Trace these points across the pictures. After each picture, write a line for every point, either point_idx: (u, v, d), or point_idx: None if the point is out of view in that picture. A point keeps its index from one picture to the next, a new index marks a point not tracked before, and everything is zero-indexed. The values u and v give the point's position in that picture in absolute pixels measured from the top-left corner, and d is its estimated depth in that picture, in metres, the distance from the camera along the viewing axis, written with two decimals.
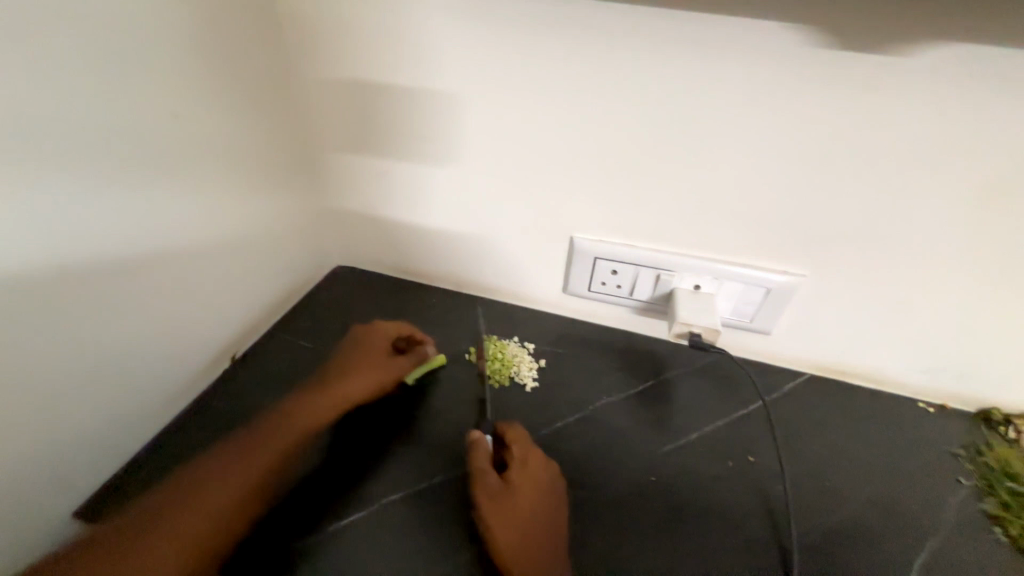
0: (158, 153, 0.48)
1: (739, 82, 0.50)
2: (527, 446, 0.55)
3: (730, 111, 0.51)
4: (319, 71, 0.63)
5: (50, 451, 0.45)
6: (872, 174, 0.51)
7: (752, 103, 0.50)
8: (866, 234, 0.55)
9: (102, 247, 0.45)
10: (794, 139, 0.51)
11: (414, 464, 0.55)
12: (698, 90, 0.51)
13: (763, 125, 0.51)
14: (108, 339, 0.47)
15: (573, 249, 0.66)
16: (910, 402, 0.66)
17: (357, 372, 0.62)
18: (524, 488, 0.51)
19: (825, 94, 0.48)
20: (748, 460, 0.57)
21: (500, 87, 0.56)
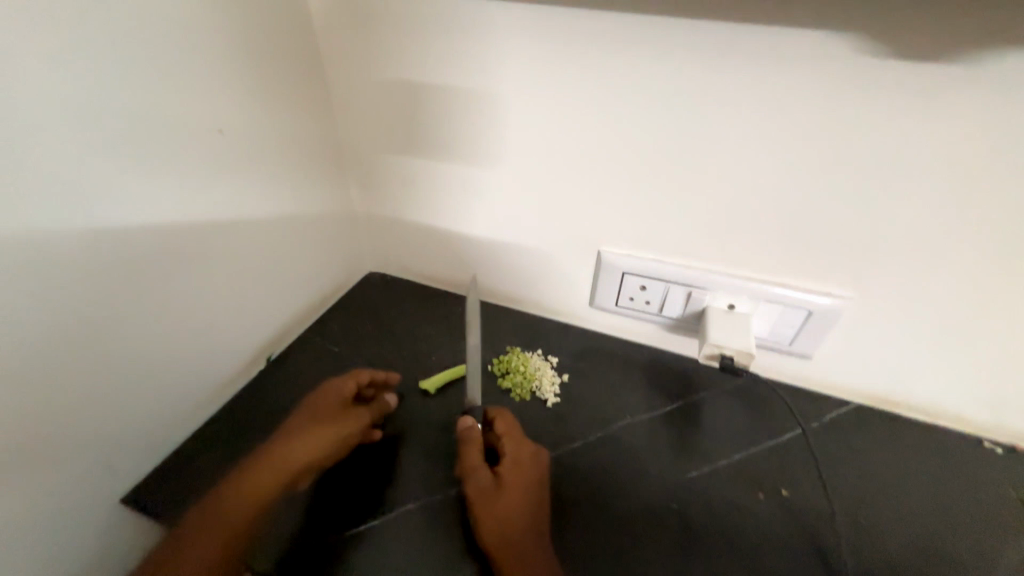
0: (205, 167, 0.51)
1: (781, 94, 0.47)
2: (517, 438, 0.54)
3: (769, 124, 0.49)
4: (355, 84, 0.64)
5: (99, 445, 0.50)
6: (931, 191, 0.47)
7: (794, 114, 0.47)
8: (923, 256, 0.50)
9: (151, 254, 0.49)
10: (840, 153, 0.48)
11: (431, 475, 0.56)
12: (735, 102, 0.49)
13: (806, 138, 0.48)
14: (154, 339, 0.52)
15: (602, 263, 0.64)
16: (974, 440, 0.59)
17: (311, 427, 0.56)
18: (518, 482, 0.50)
19: (878, 105, 0.44)
20: (780, 493, 0.54)
21: (528, 100, 0.56)
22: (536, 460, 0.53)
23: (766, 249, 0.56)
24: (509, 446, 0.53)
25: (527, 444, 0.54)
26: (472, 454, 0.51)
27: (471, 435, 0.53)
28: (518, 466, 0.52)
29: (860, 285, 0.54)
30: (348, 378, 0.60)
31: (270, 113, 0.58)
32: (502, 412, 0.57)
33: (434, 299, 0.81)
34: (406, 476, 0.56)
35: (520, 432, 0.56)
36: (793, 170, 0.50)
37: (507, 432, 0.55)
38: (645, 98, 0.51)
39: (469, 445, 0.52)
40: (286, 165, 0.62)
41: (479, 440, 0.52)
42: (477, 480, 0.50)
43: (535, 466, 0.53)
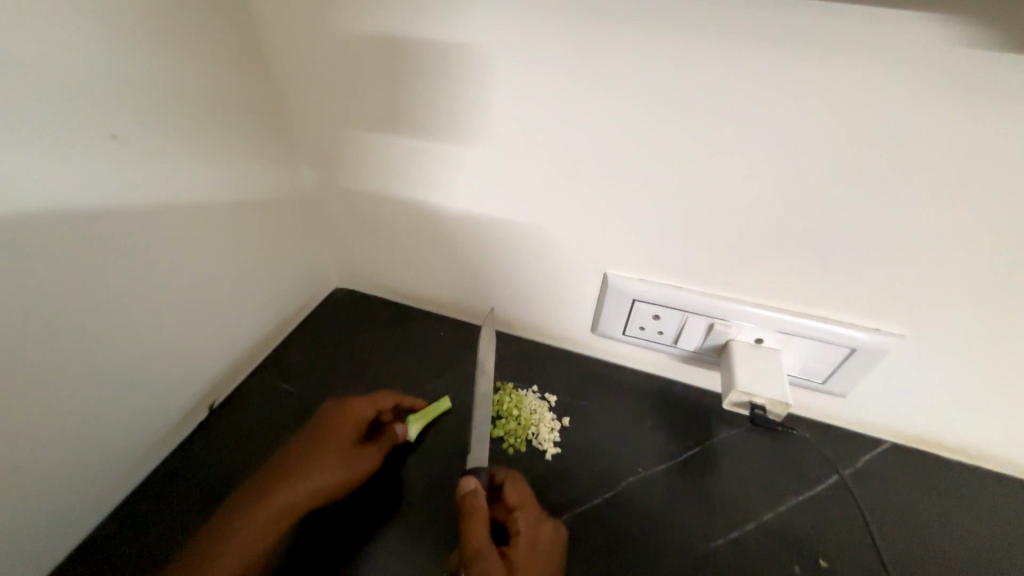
0: (99, 184, 0.39)
1: (838, 98, 0.37)
2: (532, 515, 0.47)
3: (820, 133, 0.39)
4: (304, 70, 0.53)
5: None
6: (1014, 216, 0.38)
7: (853, 120, 0.38)
8: (992, 290, 0.42)
9: (29, 310, 0.37)
10: (907, 169, 0.39)
11: (410, 558, 0.47)
12: (777, 107, 0.39)
13: (861, 155, 0.39)
14: (58, 409, 0.40)
15: (608, 287, 0.55)
16: (1018, 484, 0.53)
17: (320, 458, 0.50)
18: (532, 569, 0.43)
19: (964, 109, 0.35)
20: (819, 564, 0.47)
21: (519, 93, 0.46)
22: (551, 537, 0.46)
23: (807, 277, 0.47)
24: (523, 520, 0.46)
25: (541, 518, 0.47)
26: (482, 532, 0.43)
27: (479, 507, 0.44)
28: (533, 547, 0.45)
29: (915, 321, 0.46)
30: (367, 404, 0.55)
31: (193, 111, 0.46)
32: (513, 477, 0.50)
33: (412, 321, 0.70)
34: (381, 560, 0.47)
35: (533, 505, 0.48)
36: (845, 189, 0.41)
37: (520, 503, 0.48)
38: (670, 99, 0.41)
39: (475, 521, 0.43)
40: (220, 172, 0.50)
41: (487, 514, 0.44)
42: (485, 565, 0.41)
43: (551, 547, 0.46)
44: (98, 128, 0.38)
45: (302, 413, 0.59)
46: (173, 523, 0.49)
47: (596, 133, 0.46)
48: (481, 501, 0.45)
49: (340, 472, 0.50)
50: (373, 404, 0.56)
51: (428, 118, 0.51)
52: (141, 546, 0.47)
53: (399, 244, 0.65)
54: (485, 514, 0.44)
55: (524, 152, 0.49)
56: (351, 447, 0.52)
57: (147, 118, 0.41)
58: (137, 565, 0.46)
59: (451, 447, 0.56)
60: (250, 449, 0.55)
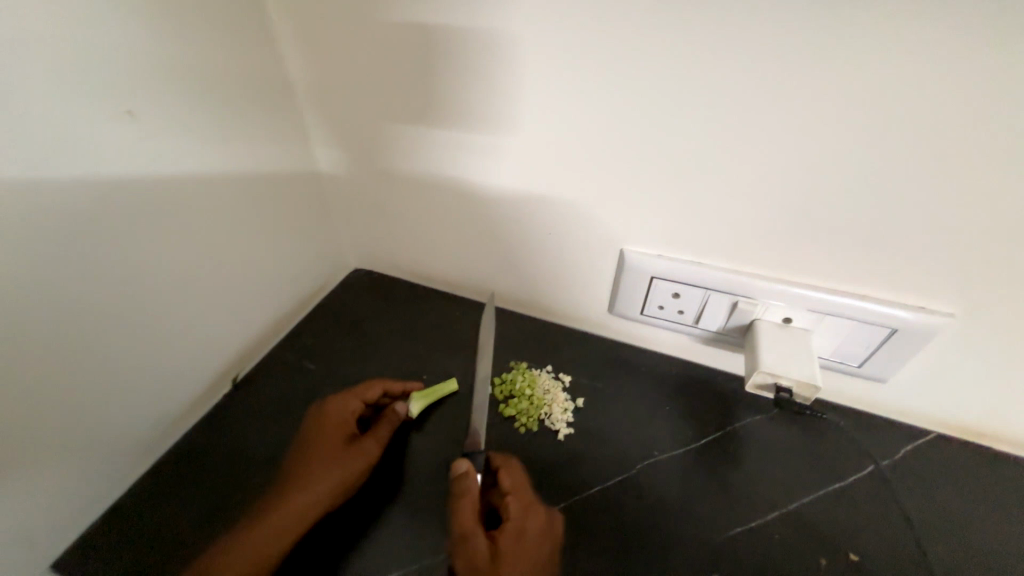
0: (116, 160, 0.40)
1: (882, 46, 0.33)
2: (525, 503, 0.46)
3: (857, 91, 0.36)
4: (316, 49, 0.53)
5: (25, 502, 0.42)
6: None
7: (896, 73, 0.34)
8: None
9: (51, 282, 0.38)
10: (960, 127, 0.35)
11: (418, 533, 0.48)
12: (808, 61, 0.35)
13: (909, 111, 0.35)
14: (85, 373, 0.43)
15: (624, 265, 0.53)
16: None
17: (318, 462, 0.50)
18: (518, 558, 0.42)
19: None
20: (849, 559, 0.44)
21: (529, 60, 0.44)
22: (543, 527, 0.45)
23: (843, 252, 0.44)
24: (514, 508, 0.45)
25: (535, 507, 0.46)
26: (469, 515, 0.43)
27: (469, 491, 0.43)
28: (522, 536, 0.43)
29: (969, 299, 0.42)
30: (356, 399, 0.54)
31: (208, 89, 0.46)
32: (509, 464, 0.49)
33: (428, 301, 0.71)
34: (391, 535, 0.48)
35: (528, 492, 0.47)
36: (889, 151, 0.37)
37: (512, 489, 0.46)
38: (691, 57, 0.38)
39: (463, 504, 0.43)
40: (236, 151, 0.51)
41: (476, 498, 0.43)
42: (469, 548, 0.42)
43: (541, 537, 0.44)
44: (112, 106, 0.39)
45: (320, 389, 0.61)
46: (197, 493, 0.51)
47: (608, 101, 0.43)
48: (472, 485, 0.44)
49: (340, 471, 0.49)
50: (361, 400, 0.55)
51: (439, 90, 0.50)
52: (169, 510, 0.50)
53: (414, 224, 0.65)
54: (474, 498, 0.43)
55: (536, 124, 0.48)
56: (346, 445, 0.51)
57: (161, 97, 0.42)
58: (165, 530, 0.49)
59: (460, 427, 0.56)
60: (271, 423, 0.57)
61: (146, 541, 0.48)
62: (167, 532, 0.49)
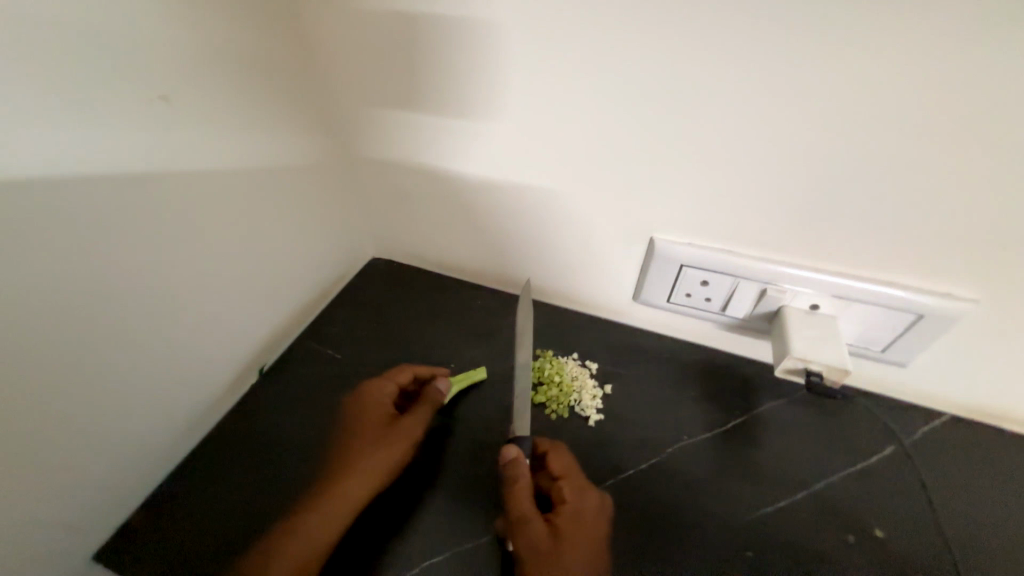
0: (143, 148, 0.39)
1: (926, 35, 0.33)
2: (577, 485, 0.47)
3: (897, 81, 0.36)
4: (336, 34, 0.51)
5: (66, 495, 0.42)
6: None
7: (936, 64, 0.34)
8: None
9: (83, 274, 0.38)
10: (997, 117, 0.35)
11: (456, 518, 0.49)
12: (850, 52, 0.36)
13: (947, 100, 0.36)
14: (120, 360, 0.43)
15: (653, 254, 0.53)
16: None
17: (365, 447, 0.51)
18: (578, 540, 0.43)
19: None
20: (875, 535, 0.45)
21: (560, 47, 0.43)
22: (597, 508, 0.46)
23: (874, 241, 0.44)
24: (567, 491, 0.46)
25: (587, 488, 0.47)
26: (526, 498, 0.44)
27: (522, 476, 0.45)
28: (579, 517, 0.44)
29: (996, 285, 0.43)
30: (389, 384, 0.56)
31: (229, 74, 0.45)
32: (557, 448, 0.49)
33: (449, 291, 0.70)
34: (429, 519, 0.49)
35: (579, 474, 0.48)
36: (926, 141, 0.38)
37: (563, 473, 0.47)
38: (729, 46, 0.38)
39: (519, 487, 0.44)
40: (257, 139, 0.50)
41: (530, 482, 0.45)
42: (530, 532, 0.42)
43: (597, 518, 0.45)
44: (142, 92, 0.38)
45: (346, 379, 0.61)
46: (234, 483, 0.52)
47: (642, 90, 0.43)
48: (524, 470, 0.45)
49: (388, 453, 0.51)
50: (397, 385, 0.56)
51: (465, 76, 0.49)
52: (207, 500, 0.51)
53: (435, 213, 0.64)
54: (528, 482, 0.45)
55: (567, 113, 0.47)
56: (388, 428, 0.52)
57: (188, 83, 0.41)
58: (207, 519, 0.49)
59: (491, 414, 0.57)
60: (300, 413, 0.57)
61: (184, 530, 0.49)
62: (205, 522, 0.49)
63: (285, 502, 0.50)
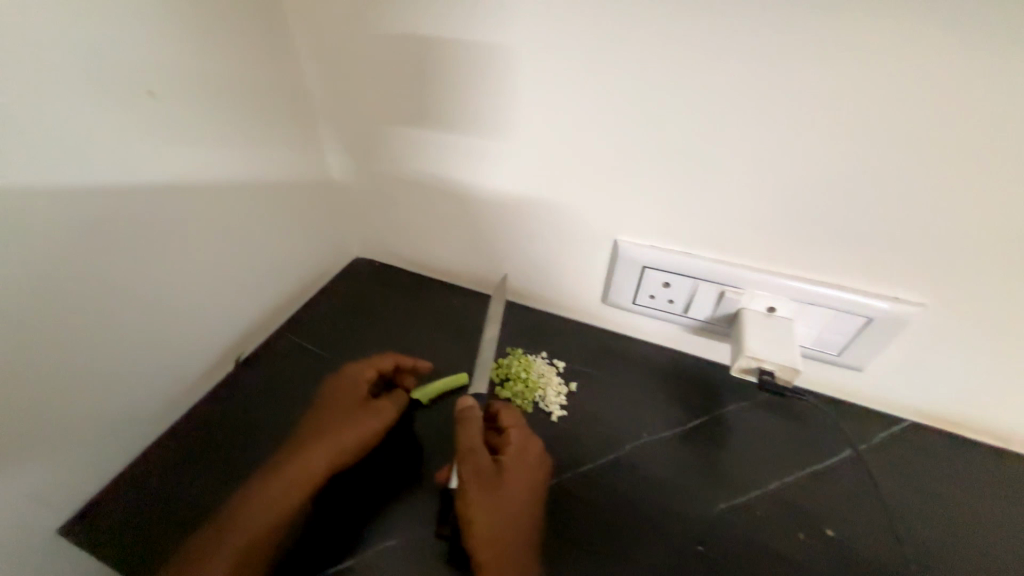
0: (134, 139, 0.43)
1: (840, 55, 0.38)
2: (524, 433, 0.51)
3: (822, 96, 0.40)
4: (329, 47, 0.56)
5: (45, 459, 0.44)
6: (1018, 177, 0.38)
7: (851, 82, 0.38)
8: (1005, 254, 0.42)
9: (72, 250, 0.41)
10: (911, 131, 0.39)
11: (415, 505, 0.50)
12: (777, 68, 0.40)
13: (870, 117, 0.39)
14: (105, 330, 0.45)
15: (618, 256, 0.56)
16: None
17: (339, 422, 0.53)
18: (518, 474, 0.48)
19: (961, 68, 0.35)
20: (827, 535, 0.46)
21: (526, 59, 0.47)
22: (541, 454, 0.50)
23: (819, 246, 0.47)
24: (514, 435, 0.51)
25: (534, 438, 0.52)
26: (476, 435, 0.48)
27: (475, 417, 0.49)
28: (521, 457, 0.49)
29: (934, 290, 0.45)
30: (370, 367, 0.57)
31: (223, 79, 0.50)
32: (509, 407, 0.54)
33: (428, 290, 0.73)
34: (388, 506, 0.50)
35: (527, 426, 0.53)
36: (854, 154, 0.41)
37: (512, 424, 0.52)
38: (672, 60, 0.42)
39: (469, 424, 0.48)
40: (249, 139, 0.54)
41: (481, 422, 0.49)
42: (474, 460, 0.47)
43: (538, 461, 0.50)
44: (136, 86, 0.42)
45: (321, 369, 0.63)
46: (206, 464, 0.53)
47: (601, 99, 0.47)
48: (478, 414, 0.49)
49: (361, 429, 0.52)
50: (375, 369, 0.58)
51: (443, 85, 0.53)
52: (176, 479, 0.52)
53: (417, 215, 0.67)
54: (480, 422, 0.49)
55: (537, 122, 0.51)
56: (364, 407, 0.54)
57: (181, 82, 0.45)
58: (176, 497, 0.51)
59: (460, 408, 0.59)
60: (274, 402, 0.59)
61: (147, 509, 0.49)
62: (169, 501, 0.50)
63: (251, 484, 0.51)
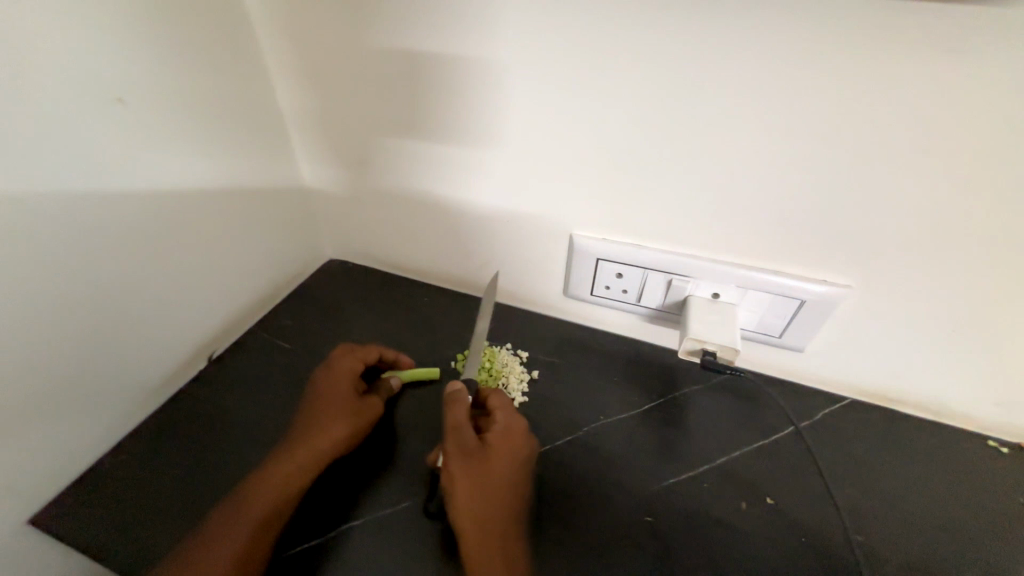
0: (109, 146, 0.45)
1: (755, 57, 0.42)
2: (510, 414, 0.54)
3: (739, 96, 0.44)
4: (295, 54, 0.59)
5: (15, 452, 0.45)
6: (916, 166, 0.42)
7: (765, 82, 0.43)
8: (913, 237, 0.46)
9: (51, 251, 0.43)
10: (821, 125, 0.43)
11: (380, 487, 0.52)
12: (701, 70, 0.44)
13: (786, 117, 0.44)
14: (77, 329, 0.47)
15: (574, 249, 0.59)
16: (964, 435, 0.56)
17: (332, 417, 0.54)
18: (502, 451, 0.50)
19: (857, 68, 0.40)
20: (766, 502, 0.50)
21: (481, 65, 0.51)
22: (525, 432, 0.53)
23: (753, 234, 0.51)
24: (500, 416, 0.53)
25: (519, 418, 0.54)
26: (464, 416, 0.50)
27: (463, 398, 0.51)
28: (506, 437, 0.51)
29: (859, 271, 0.49)
30: (355, 361, 0.59)
31: (196, 90, 0.53)
32: (496, 390, 0.56)
33: (399, 288, 0.75)
34: (354, 489, 0.52)
35: (513, 407, 0.55)
36: (775, 150, 0.46)
37: (499, 405, 0.54)
38: (609, 63, 0.46)
39: (456, 404, 0.50)
40: (223, 146, 0.57)
41: (469, 403, 0.51)
42: (460, 438, 0.49)
43: (522, 441, 0.52)
44: (108, 93, 0.44)
45: (294, 365, 0.65)
46: (178, 457, 0.55)
47: (549, 101, 0.51)
48: (467, 395, 0.51)
49: (354, 423, 0.54)
50: (360, 361, 0.60)
51: (406, 91, 0.56)
52: (148, 471, 0.53)
53: (385, 216, 0.70)
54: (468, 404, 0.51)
55: (493, 126, 0.55)
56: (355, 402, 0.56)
57: (152, 90, 0.48)
58: (148, 488, 0.52)
59: (427, 396, 0.62)
60: (247, 397, 0.61)
61: (121, 498, 0.51)
62: (142, 490, 0.52)
63: (224, 473, 0.54)
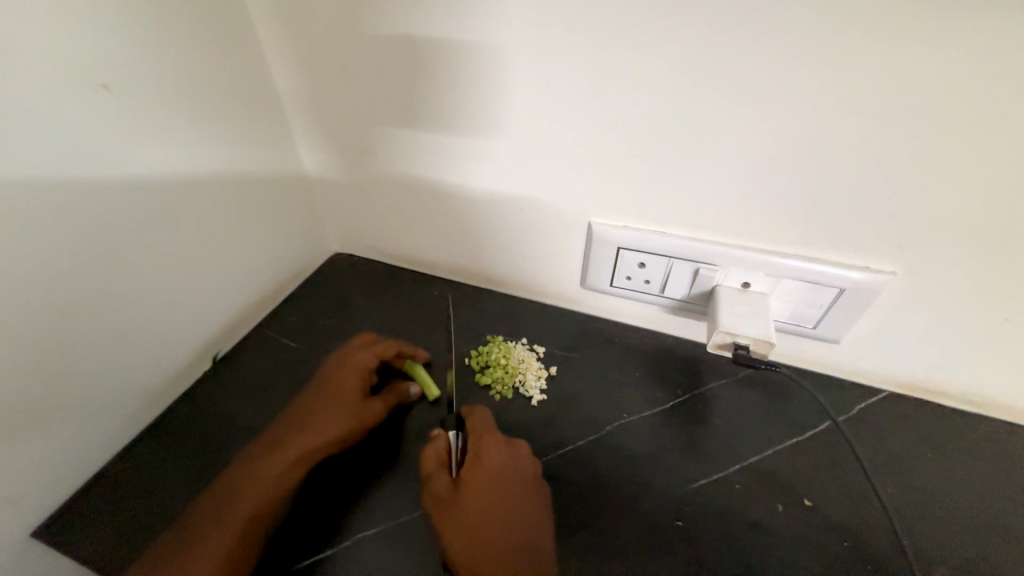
0: (91, 141, 0.42)
1: (804, 22, 0.37)
2: (484, 434, 0.50)
3: (778, 68, 0.39)
4: (291, 36, 0.55)
5: (14, 462, 0.43)
6: (985, 142, 0.38)
7: (814, 50, 0.38)
8: (973, 223, 0.42)
9: (32, 255, 0.40)
10: (872, 101, 0.39)
11: (369, 500, 0.50)
12: (740, 38, 0.39)
13: (834, 94, 0.39)
14: (74, 334, 0.45)
15: (592, 238, 0.56)
16: (1013, 430, 0.53)
17: (332, 416, 0.52)
18: (479, 483, 0.47)
19: (925, 31, 0.35)
20: (803, 504, 0.48)
21: (490, 41, 0.47)
22: (506, 453, 0.49)
23: (791, 219, 0.47)
24: (473, 443, 0.50)
25: (499, 438, 0.50)
26: (433, 458, 0.48)
27: (437, 441, 0.50)
28: (479, 463, 0.48)
29: (908, 257, 0.45)
30: (367, 356, 0.57)
31: (185, 78, 0.49)
32: (474, 411, 0.53)
33: (408, 282, 0.73)
34: (344, 503, 0.50)
35: (491, 426, 0.51)
36: (822, 127, 0.41)
37: (475, 429, 0.51)
38: (635, 33, 0.42)
39: (429, 448, 0.49)
40: (217, 139, 0.53)
41: (440, 445, 0.49)
42: (432, 487, 0.47)
43: (502, 462, 0.48)
44: (89, 78, 0.41)
45: (301, 363, 0.63)
46: (184, 463, 0.53)
47: (564, 79, 0.46)
48: (440, 438, 0.50)
49: (351, 423, 0.52)
50: (377, 355, 0.57)
51: (409, 71, 0.52)
52: (154, 477, 0.52)
53: (392, 207, 0.66)
54: (440, 444, 0.49)
55: (505, 112, 0.51)
56: (355, 400, 0.54)
57: (139, 76, 0.44)
58: (154, 495, 0.50)
59: (428, 403, 0.58)
60: (254, 398, 0.59)
61: (126, 507, 0.49)
62: (149, 498, 0.50)
63: None
